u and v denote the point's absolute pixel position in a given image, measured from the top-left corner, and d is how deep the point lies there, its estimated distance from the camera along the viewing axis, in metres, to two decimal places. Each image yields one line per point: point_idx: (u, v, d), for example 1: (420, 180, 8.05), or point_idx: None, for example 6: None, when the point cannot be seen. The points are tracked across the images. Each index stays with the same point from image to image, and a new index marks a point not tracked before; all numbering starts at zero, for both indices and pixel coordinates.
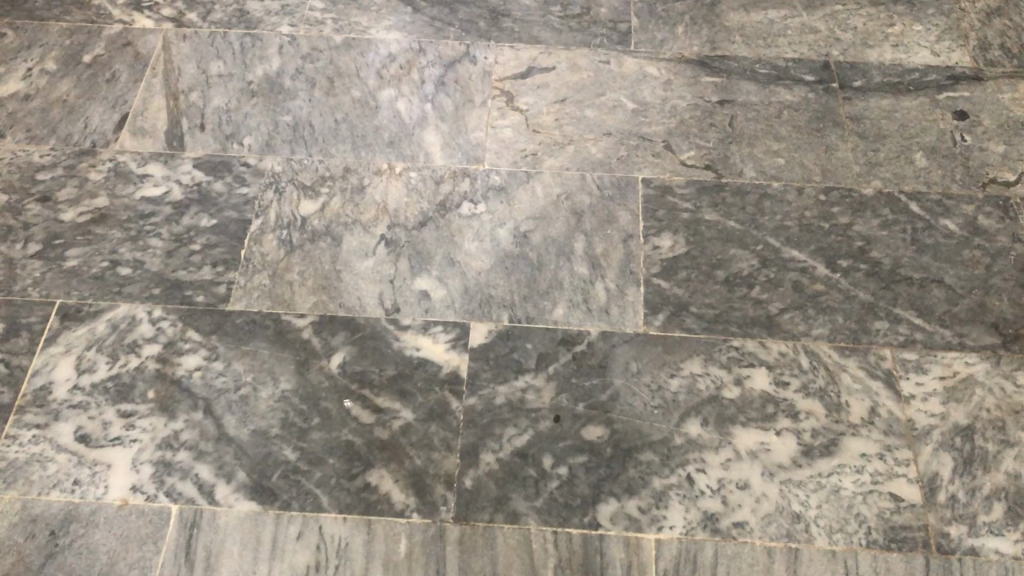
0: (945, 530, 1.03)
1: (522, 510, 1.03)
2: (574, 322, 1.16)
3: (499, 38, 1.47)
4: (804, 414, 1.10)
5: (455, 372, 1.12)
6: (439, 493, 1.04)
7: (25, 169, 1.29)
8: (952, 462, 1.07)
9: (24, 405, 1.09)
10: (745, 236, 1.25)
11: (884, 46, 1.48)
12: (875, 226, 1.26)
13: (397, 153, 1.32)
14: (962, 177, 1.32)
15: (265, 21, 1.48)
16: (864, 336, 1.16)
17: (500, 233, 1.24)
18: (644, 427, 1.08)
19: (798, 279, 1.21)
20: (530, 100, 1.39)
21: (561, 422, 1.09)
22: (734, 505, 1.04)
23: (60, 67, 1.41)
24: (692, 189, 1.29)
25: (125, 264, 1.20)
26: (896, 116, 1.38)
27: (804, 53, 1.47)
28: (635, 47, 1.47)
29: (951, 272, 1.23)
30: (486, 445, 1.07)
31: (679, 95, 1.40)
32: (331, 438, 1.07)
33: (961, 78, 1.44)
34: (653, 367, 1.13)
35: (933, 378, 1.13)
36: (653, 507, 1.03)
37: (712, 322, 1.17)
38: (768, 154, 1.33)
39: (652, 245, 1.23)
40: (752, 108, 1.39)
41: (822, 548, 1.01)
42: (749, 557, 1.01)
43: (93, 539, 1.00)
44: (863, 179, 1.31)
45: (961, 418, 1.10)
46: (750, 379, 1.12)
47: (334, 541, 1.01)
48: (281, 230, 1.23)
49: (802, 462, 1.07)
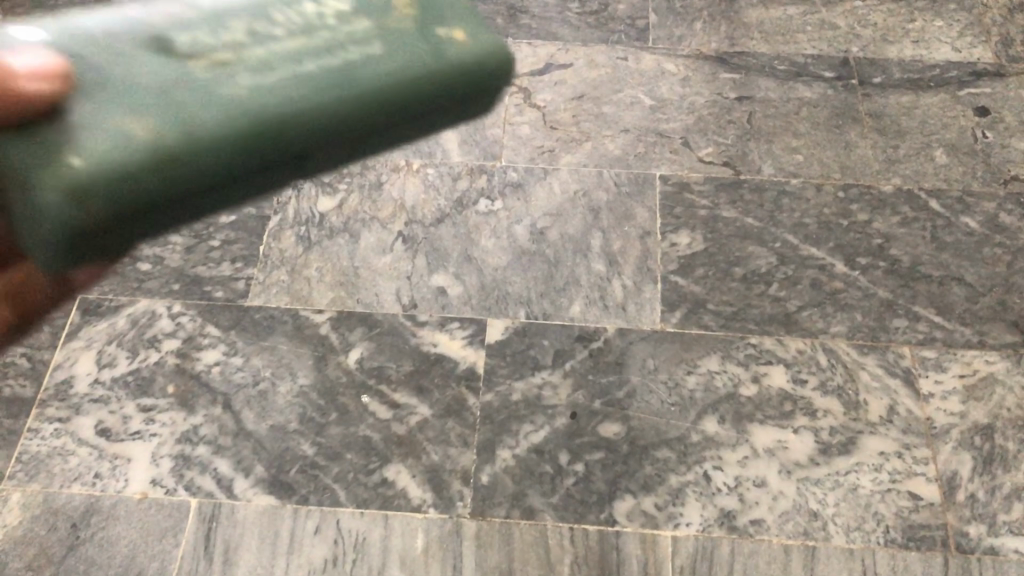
0: (964, 529, 1.02)
1: (538, 507, 1.03)
2: (590, 319, 1.16)
3: (517, 34, 1.47)
4: (822, 412, 1.10)
5: (472, 368, 1.12)
6: (456, 488, 1.04)
7: None
8: (972, 461, 1.06)
9: (46, 399, 1.10)
10: (763, 233, 1.24)
11: (904, 42, 1.47)
12: (894, 223, 1.26)
13: (415, 150, 1.32)
14: (983, 174, 1.31)
15: None
16: (883, 334, 1.15)
17: (517, 230, 1.24)
18: (661, 424, 1.08)
19: (817, 276, 1.20)
20: (548, 96, 1.39)
21: (578, 419, 1.09)
22: (751, 503, 1.03)
23: None
24: (710, 186, 1.29)
25: (145, 259, 1.21)
26: (916, 113, 1.37)
27: (824, 49, 1.46)
28: (653, 43, 1.46)
29: (971, 269, 1.22)
30: (502, 441, 1.07)
31: (698, 91, 1.40)
32: (349, 433, 1.08)
33: (982, 75, 1.43)
34: (670, 365, 1.13)
35: (953, 376, 1.12)
36: (670, 504, 1.03)
37: (729, 320, 1.16)
38: (787, 151, 1.33)
39: (669, 242, 1.23)
40: (771, 104, 1.38)
41: (840, 546, 1.01)
42: (767, 555, 1.00)
43: (114, 532, 1.01)
44: (882, 176, 1.30)
45: (981, 417, 1.09)
46: (768, 377, 1.12)
47: (352, 536, 1.01)
48: (300, 227, 1.24)
49: (821, 460, 1.06)
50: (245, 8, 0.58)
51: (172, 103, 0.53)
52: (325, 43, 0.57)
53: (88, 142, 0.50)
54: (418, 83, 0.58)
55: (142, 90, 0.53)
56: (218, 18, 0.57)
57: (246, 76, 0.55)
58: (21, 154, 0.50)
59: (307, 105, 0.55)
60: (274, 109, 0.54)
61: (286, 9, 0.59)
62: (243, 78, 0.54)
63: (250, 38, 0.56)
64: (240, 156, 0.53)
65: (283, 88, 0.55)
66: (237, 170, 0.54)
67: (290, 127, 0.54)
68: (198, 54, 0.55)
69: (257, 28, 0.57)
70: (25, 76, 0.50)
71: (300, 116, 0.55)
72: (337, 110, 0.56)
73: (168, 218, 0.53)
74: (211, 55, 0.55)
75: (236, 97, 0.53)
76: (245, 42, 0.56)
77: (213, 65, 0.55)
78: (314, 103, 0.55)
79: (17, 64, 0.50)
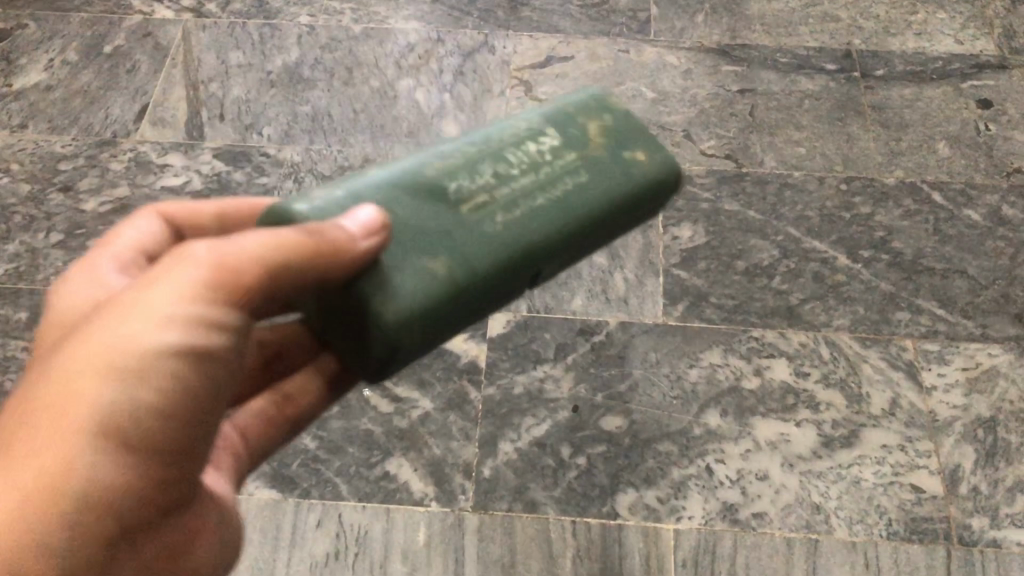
0: (967, 522, 1.02)
1: (540, 500, 1.03)
2: (592, 313, 1.16)
3: (518, 27, 1.46)
4: (825, 405, 1.09)
5: (473, 362, 1.12)
6: (457, 482, 1.04)
7: (47, 159, 1.30)
8: (974, 454, 1.06)
9: None
10: (765, 226, 1.24)
11: (907, 35, 1.47)
12: (897, 216, 1.25)
13: (416, 143, 1.32)
14: (985, 167, 1.31)
15: (409, 17, 1.48)
16: (886, 327, 1.15)
17: None
18: (662, 417, 1.08)
19: (819, 269, 1.20)
20: (549, 89, 1.38)
21: (580, 412, 1.08)
22: (754, 496, 1.03)
23: (80, 58, 1.42)
24: (712, 178, 1.28)
25: None
26: (918, 105, 1.37)
27: (826, 42, 1.45)
28: (655, 36, 1.46)
29: (974, 262, 1.22)
30: (504, 435, 1.07)
31: (700, 84, 1.40)
32: (351, 427, 1.07)
33: (985, 67, 1.43)
34: (672, 358, 1.12)
35: (955, 369, 1.12)
36: (672, 498, 1.03)
37: (731, 313, 1.16)
38: (789, 144, 1.33)
39: (671, 236, 1.23)
40: (773, 97, 1.38)
41: (843, 540, 1.01)
42: (770, 548, 1.00)
43: None
44: (885, 168, 1.30)
45: (984, 409, 1.09)
46: (771, 370, 1.12)
47: (354, 529, 1.01)
48: None
49: (823, 453, 1.06)
50: (487, 153, 0.65)
51: (456, 246, 0.60)
52: (557, 175, 0.65)
53: (405, 284, 0.57)
54: (638, 196, 0.66)
55: (425, 237, 0.59)
56: (471, 166, 0.64)
57: (444, 260, 0.59)
58: (364, 295, 0.56)
59: (561, 232, 0.63)
60: (537, 241, 0.62)
61: (518, 151, 0.65)
62: (507, 216, 0.62)
63: (498, 181, 0.63)
64: (517, 281, 0.62)
65: (541, 222, 0.62)
66: (399, 350, 0.57)
67: (549, 248, 0.63)
68: (464, 199, 0.62)
69: (502, 172, 0.64)
70: (360, 237, 0.55)
71: (554, 242, 0.63)
72: (581, 230, 0.64)
73: (462, 329, 0.62)
74: (475, 200, 0.62)
75: (506, 237, 0.61)
76: (497, 184, 0.63)
77: (478, 207, 0.62)
78: (565, 227, 0.63)
79: (351, 226, 0.56)
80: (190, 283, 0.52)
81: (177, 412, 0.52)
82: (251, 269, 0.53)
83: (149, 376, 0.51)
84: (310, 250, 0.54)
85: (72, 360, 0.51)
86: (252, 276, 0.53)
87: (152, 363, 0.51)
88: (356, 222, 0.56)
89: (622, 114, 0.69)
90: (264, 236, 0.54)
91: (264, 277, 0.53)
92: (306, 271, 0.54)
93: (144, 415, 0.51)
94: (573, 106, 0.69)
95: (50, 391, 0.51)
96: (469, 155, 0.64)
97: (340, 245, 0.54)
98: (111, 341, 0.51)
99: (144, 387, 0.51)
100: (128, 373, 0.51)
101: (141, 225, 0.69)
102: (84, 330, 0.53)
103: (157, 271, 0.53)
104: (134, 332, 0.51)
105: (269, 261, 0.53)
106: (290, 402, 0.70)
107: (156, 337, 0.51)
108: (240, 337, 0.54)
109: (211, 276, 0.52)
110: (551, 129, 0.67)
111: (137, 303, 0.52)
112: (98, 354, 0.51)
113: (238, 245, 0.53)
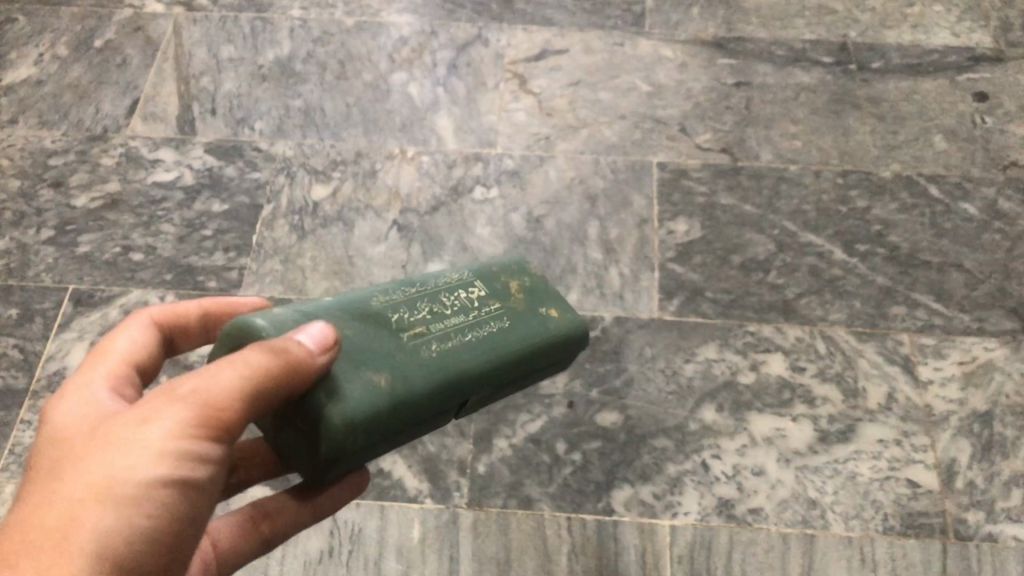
0: (963, 516, 1.01)
1: (536, 496, 1.02)
2: (588, 307, 1.15)
3: (512, 19, 1.45)
4: (821, 400, 1.09)
5: None
6: (452, 478, 1.03)
7: (38, 154, 1.29)
8: (971, 447, 1.06)
9: (39, 390, 1.08)
10: (761, 220, 1.23)
11: (903, 27, 1.46)
12: (894, 209, 1.25)
13: (410, 138, 1.31)
14: (982, 160, 1.30)
15: (403, 10, 1.47)
16: (882, 321, 1.15)
17: (514, 218, 1.23)
18: (658, 413, 1.08)
19: (815, 263, 1.20)
20: (543, 83, 1.37)
21: (575, 408, 1.08)
22: (750, 491, 1.03)
23: (71, 53, 1.41)
24: (707, 172, 1.28)
25: (137, 249, 1.19)
26: (915, 98, 1.36)
27: (821, 35, 1.45)
28: (650, 29, 1.45)
29: (970, 256, 1.21)
30: (499, 431, 1.06)
31: (695, 77, 1.39)
32: None
33: (981, 59, 1.42)
34: (667, 353, 1.12)
35: (952, 363, 1.11)
36: (668, 493, 1.03)
37: (727, 308, 1.16)
38: (785, 137, 1.32)
39: (666, 230, 1.22)
40: (769, 90, 1.37)
41: (839, 534, 1.00)
42: (765, 543, 0.99)
43: None
44: (881, 162, 1.29)
45: (980, 404, 1.08)
46: (767, 364, 1.11)
47: (348, 527, 1.01)
48: (293, 215, 1.22)
49: (819, 448, 1.06)
50: (426, 296, 0.72)
51: (399, 364, 0.65)
52: (486, 317, 0.73)
53: (366, 388, 0.63)
54: (551, 345, 0.75)
55: (370, 355, 0.65)
56: (410, 302, 0.71)
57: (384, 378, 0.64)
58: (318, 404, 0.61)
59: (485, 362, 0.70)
60: (465, 368, 0.69)
61: (451, 296, 0.73)
62: (444, 342, 0.69)
63: (434, 317, 0.70)
64: (448, 400, 0.68)
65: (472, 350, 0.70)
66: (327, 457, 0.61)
67: (474, 378, 0.69)
68: (405, 327, 0.68)
69: (437, 310, 0.71)
70: (316, 353, 0.60)
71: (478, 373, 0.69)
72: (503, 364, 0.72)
73: (392, 442, 0.67)
74: (414, 329, 0.68)
75: (439, 361, 0.67)
76: (433, 320, 0.70)
77: (418, 336, 0.68)
78: (492, 355, 0.71)
79: (306, 339, 0.60)
80: (181, 416, 0.55)
81: (161, 540, 0.55)
82: (231, 405, 0.56)
83: (144, 507, 0.53)
84: (277, 372, 0.57)
85: (73, 490, 0.53)
86: (231, 407, 0.56)
87: (149, 492, 0.53)
88: (310, 335, 0.60)
89: (541, 280, 0.79)
90: (239, 362, 0.57)
91: (242, 410, 0.56)
92: (273, 396, 0.58)
93: (136, 543, 0.53)
94: (496, 265, 0.78)
95: (50, 518, 0.52)
96: (410, 295, 0.72)
97: (302, 364, 0.59)
98: (111, 473, 0.53)
99: (139, 517, 0.53)
100: (126, 503, 0.53)
101: (131, 331, 0.72)
102: (80, 460, 0.54)
103: (150, 406, 0.56)
104: (132, 465, 0.53)
105: (248, 392, 0.56)
106: (262, 517, 0.76)
107: (153, 470, 0.53)
108: (220, 466, 0.57)
109: (199, 411, 0.55)
110: (479, 282, 0.76)
111: (135, 436, 0.54)
112: (99, 485, 0.53)
113: (219, 378, 0.56)
